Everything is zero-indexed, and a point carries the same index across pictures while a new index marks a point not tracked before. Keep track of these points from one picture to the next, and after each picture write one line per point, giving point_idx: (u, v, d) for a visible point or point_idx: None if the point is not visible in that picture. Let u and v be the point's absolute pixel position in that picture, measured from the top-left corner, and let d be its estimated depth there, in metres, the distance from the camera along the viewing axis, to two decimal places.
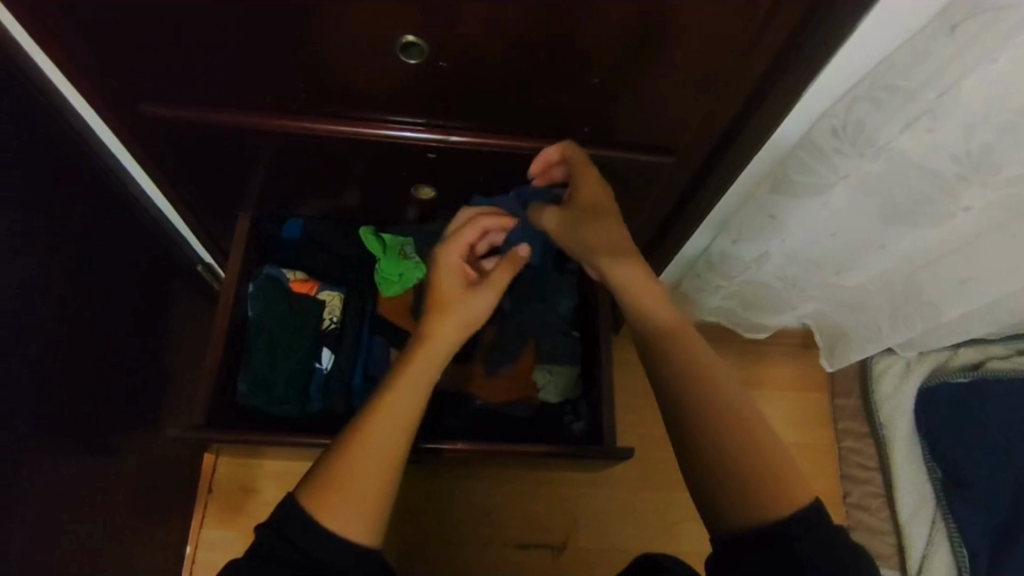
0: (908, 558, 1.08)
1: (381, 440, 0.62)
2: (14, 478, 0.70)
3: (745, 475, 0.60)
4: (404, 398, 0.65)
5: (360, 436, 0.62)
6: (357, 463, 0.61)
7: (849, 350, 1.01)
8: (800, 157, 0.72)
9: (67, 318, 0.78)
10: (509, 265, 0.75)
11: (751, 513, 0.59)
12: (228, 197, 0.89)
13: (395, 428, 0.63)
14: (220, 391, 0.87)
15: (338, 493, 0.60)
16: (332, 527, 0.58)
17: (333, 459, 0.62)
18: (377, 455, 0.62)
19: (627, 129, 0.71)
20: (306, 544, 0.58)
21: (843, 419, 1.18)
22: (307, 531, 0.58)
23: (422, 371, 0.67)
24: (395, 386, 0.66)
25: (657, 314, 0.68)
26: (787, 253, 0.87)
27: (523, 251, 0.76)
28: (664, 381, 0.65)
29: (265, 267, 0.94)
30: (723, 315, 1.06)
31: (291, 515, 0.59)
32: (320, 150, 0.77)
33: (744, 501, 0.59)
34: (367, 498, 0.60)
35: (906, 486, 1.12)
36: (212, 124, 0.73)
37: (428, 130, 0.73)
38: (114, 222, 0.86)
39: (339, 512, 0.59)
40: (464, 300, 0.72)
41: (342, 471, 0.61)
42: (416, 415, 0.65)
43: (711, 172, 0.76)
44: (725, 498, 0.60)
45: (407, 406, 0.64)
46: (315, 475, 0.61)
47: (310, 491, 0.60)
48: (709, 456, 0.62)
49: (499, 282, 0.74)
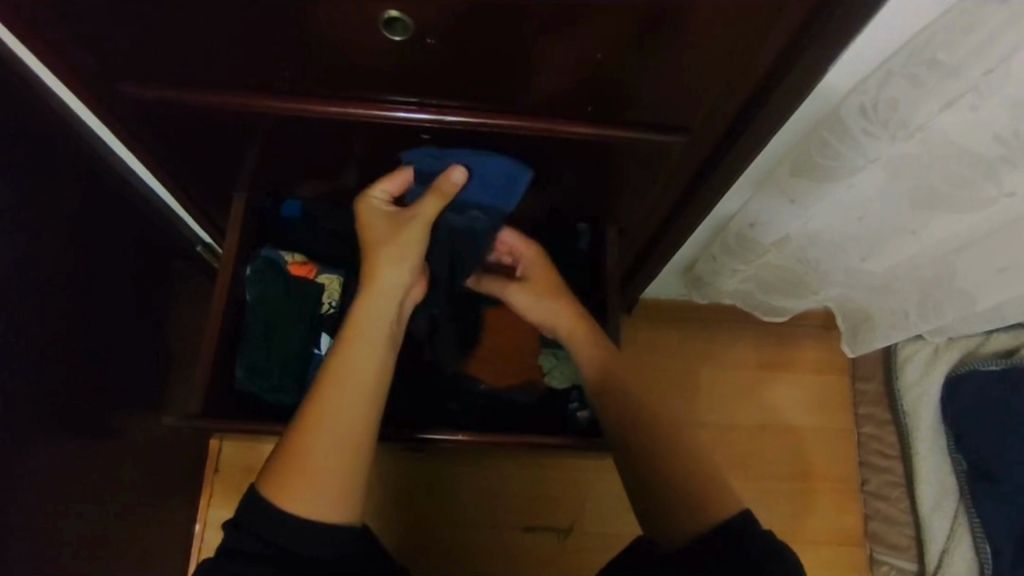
0: (926, 551, 1.06)
1: (338, 416, 0.63)
2: (15, 471, 0.70)
3: (681, 490, 0.65)
4: (356, 368, 0.66)
5: (312, 414, 0.63)
6: (315, 443, 0.61)
7: (872, 337, 0.97)
8: (825, 138, 0.66)
9: (61, 308, 0.76)
10: (438, 193, 0.73)
11: (692, 526, 0.62)
12: (222, 179, 0.86)
13: (351, 403, 0.64)
14: (217, 378, 0.86)
15: (299, 480, 0.59)
16: (296, 510, 0.58)
17: (293, 444, 0.61)
18: (337, 432, 0.62)
19: (636, 107, 0.66)
20: (273, 535, 0.57)
21: (863, 404, 1.15)
22: (272, 521, 0.57)
23: (369, 339, 0.68)
24: (341, 358, 0.66)
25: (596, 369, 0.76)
26: (808, 235, 0.82)
27: (455, 175, 0.72)
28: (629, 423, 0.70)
29: (264, 249, 0.92)
30: (738, 297, 1.02)
31: (256, 508, 0.58)
32: (311, 130, 0.73)
33: (691, 514, 0.63)
34: (328, 475, 0.60)
35: (928, 475, 1.08)
36: (193, 106, 0.69)
37: (421, 109, 0.68)
38: (107, 207, 0.83)
39: (300, 493, 0.59)
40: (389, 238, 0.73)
41: (301, 452, 0.61)
42: (367, 379, 0.65)
43: (726, 153, 0.71)
44: (673, 513, 0.64)
45: (362, 375, 0.65)
46: (276, 462, 0.61)
47: (270, 483, 0.60)
48: (653, 476, 0.66)
49: (427, 214, 0.73)
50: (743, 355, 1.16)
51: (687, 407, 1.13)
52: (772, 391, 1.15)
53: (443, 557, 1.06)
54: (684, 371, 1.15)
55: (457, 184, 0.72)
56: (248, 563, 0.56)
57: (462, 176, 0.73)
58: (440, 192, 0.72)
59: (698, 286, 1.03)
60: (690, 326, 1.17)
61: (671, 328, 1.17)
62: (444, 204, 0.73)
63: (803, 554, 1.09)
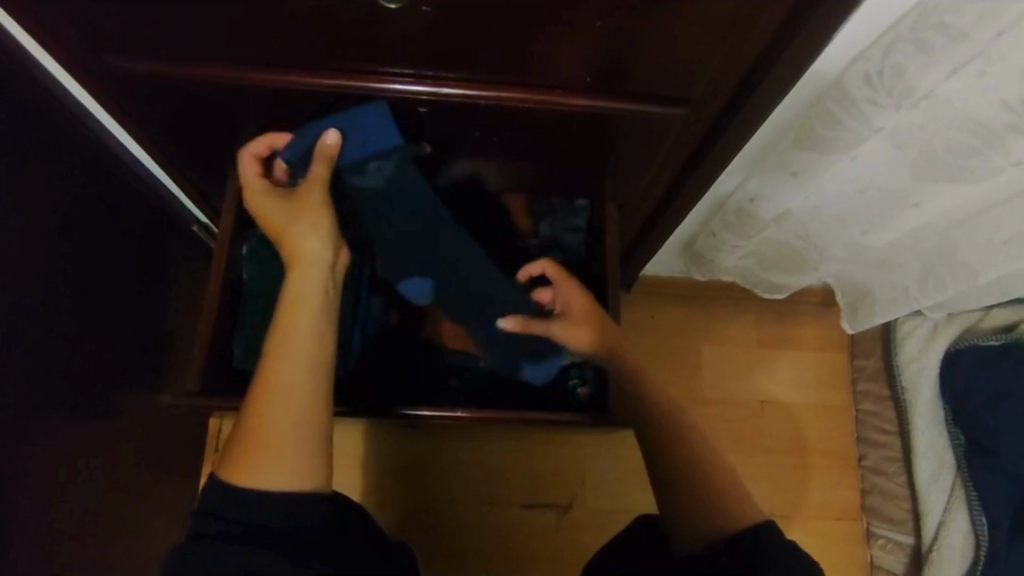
0: (922, 524, 1.07)
1: (289, 386, 0.64)
2: (13, 452, 0.69)
3: (697, 492, 0.65)
4: (296, 339, 0.66)
5: (263, 391, 0.64)
6: (268, 418, 0.63)
7: (872, 312, 0.98)
8: (829, 107, 0.65)
9: (55, 287, 0.75)
10: (323, 160, 0.72)
11: (726, 525, 0.63)
12: (218, 157, 0.84)
13: (301, 372, 0.65)
14: (216, 357, 0.85)
15: (262, 458, 0.61)
16: (261, 487, 0.60)
17: (250, 424, 0.63)
18: (289, 404, 0.64)
19: (636, 76, 0.64)
20: (239, 516, 0.58)
21: (862, 380, 1.16)
22: (238, 500, 0.59)
23: (305, 306, 0.68)
24: (283, 329, 0.67)
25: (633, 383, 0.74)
26: (808, 211, 0.81)
27: (330, 138, 0.71)
28: (666, 424, 0.70)
29: (258, 228, 0.91)
30: (739, 274, 1.01)
31: (218, 493, 0.60)
32: (304, 104, 0.72)
33: (733, 507, 0.64)
34: (290, 443, 0.62)
35: (926, 451, 1.08)
36: (184, 80, 0.68)
37: (417, 81, 0.67)
38: (98, 187, 0.82)
39: (263, 469, 0.60)
40: (295, 211, 0.73)
41: (256, 429, 0.62)
42: (314, 344, 0.67)
43: (728, 125, 0.70)
44: (718, 511, 0.64)
45: (304, 341, 0.66)
46: (235, 447, 0.63)
47: (231, 466, 0.61)
48: (691, 481, 0.66)
49: (319, 180, 0.73)
50: (744, 333, 1.16)
51: (686, 385, 1.14)
52: (771, 368, 1.16)
53: (441, 534, 1.06)
54: (683, 349, 1.15)
55: (335, 147, 0.72)
56: (221, 541, 0.57)
57: (335, 136, 0.71)
58: (323, 156, 0.72)
59: (697, 263, 1.03)
60: (689, 304, 1.17)
61: (669, 305, 1.17)
62: (331, 166, 0.73)
63: (801, 530, 1.10)
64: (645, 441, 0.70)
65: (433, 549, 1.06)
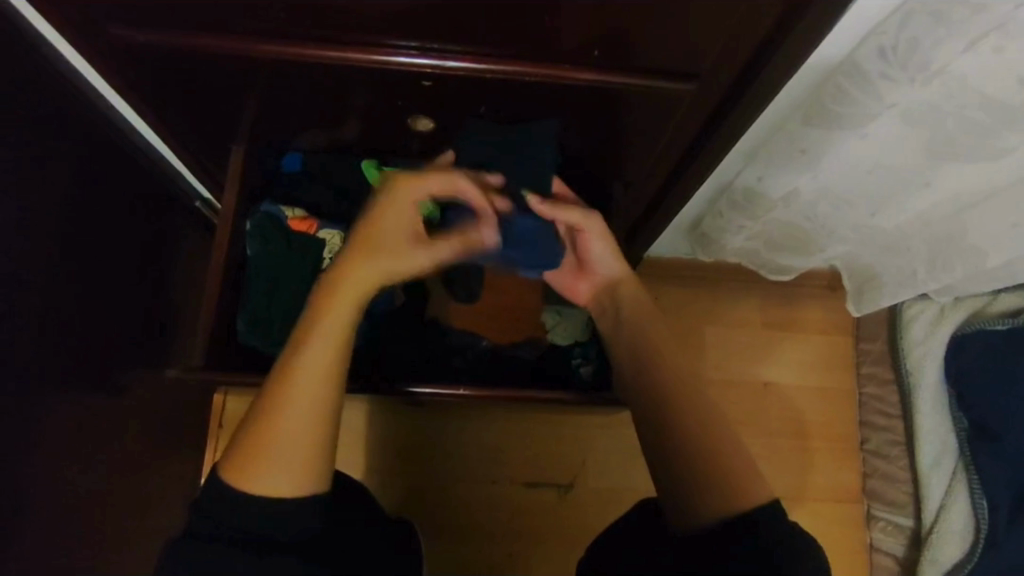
0: (923, 507, 1.07)
1: (305, 400, 0.63)
2: (18, 424, 0.70)
3: (704, 468, 0.64)
4: (319, 353, 0.64)
5: (277, 399, 0.63)
6: (275, 427, 0.62)
7: (878, 295, 0.97)
8: (840, 84, 0.64)
9: (56, 259, 0.74)
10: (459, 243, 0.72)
11: (733, 503, 0.62)
12: (220, 131, 0.83)
13: (317, 390, 0.63)
14: (219, 333, 0.85)
15: (262, 466, 0.61)
16: (260, 491, 0.60)
17: (256, 424, 0.62)
18: (300, 419, 0.63)
19: (644, 49, 0.63)
20: (231, 520, 0.59)
21: (867, 364, 1.15)
22: (233, 502, 0.60)
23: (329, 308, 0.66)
24: (307, 339, 0.64)
25: (646, 357, 0.74)
26: (817, 191, 0.80)
27: (487, 237, 0.73)
28: (673, 402, 0.69)
29: (264, 204, 0.91)
30: (744, 256, 1.00)
31: (216, 493, 0.60)
32: (306, 75, 0.70)
33: (741, 483, 0.63)
34: (292, 455, 0.61)
35: (929, 434, 1.08)
36: (184, 51, 0.67)
37: (422, 53, 0.66)
38: (98, 159, 0.81)
39: (262, 476, 0.61)
40: (401, 254, 0.67)
41: (261, 436, 0.62)
42: (338, 363, 0.65)
43: (738, 100, 0.68)
44: (726, 488, 0.63)
45: (327, 358, 0.64)
46: (242, 440, 0.63)
47: (232, 465, 0.62)
48: (697, 459, 0.65)
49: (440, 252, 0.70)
50: (747, 314, 1.16)
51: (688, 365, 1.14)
52: (775, 350, 1.15)
53: (442, 511, 1.07)
54: (687, 331, 1.15)
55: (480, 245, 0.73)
56: (210, 542, 0.59)
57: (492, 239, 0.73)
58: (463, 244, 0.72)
59: (703, 244, 1.02)
60: (694, 285, 1.16)
61: (674, 285, 1.16)
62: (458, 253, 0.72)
63: (801, 511, 1.10)
64: (652, 419, 0.69)
65: (431, 525, 1.07)
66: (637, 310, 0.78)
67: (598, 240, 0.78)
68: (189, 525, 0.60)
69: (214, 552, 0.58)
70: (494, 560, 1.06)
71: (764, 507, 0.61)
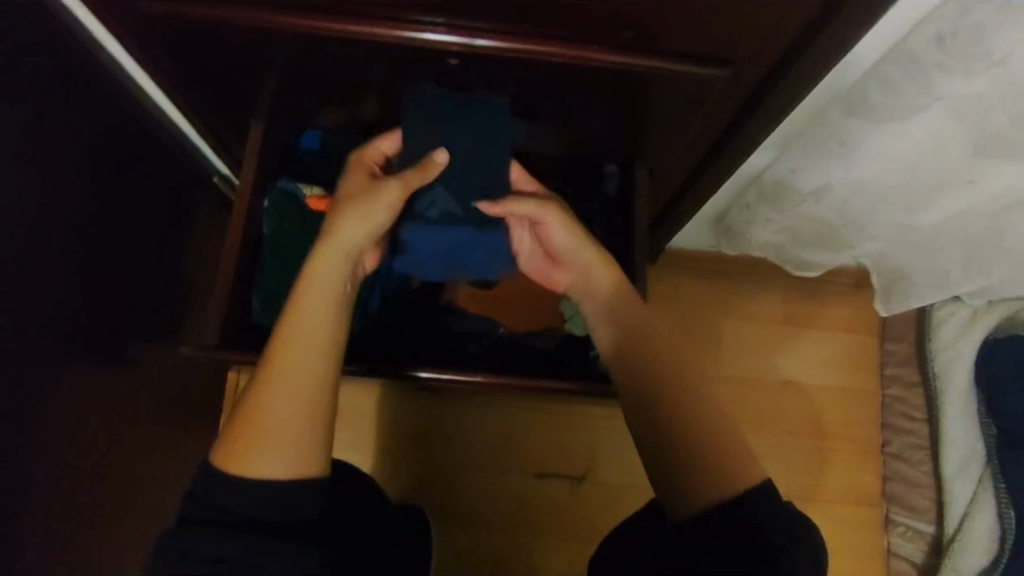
0: (947, 515, 1.05)
1: (296, 372, 0.63)
2: (34, 395, 0.70)
3: (704, 461, 0.61)
4: (308, 323, 0.65)
5: (269, 373, 0.63)
6: (268, 403, 0.62)
7: (907, 295, 0.94)
8: (887, 72, 0.62)
9: (72, 232, 0.74)
10: (419, 174, 0.70)
11: (731, 489, 0.59)
12: (239, 105, 0.82)
13: (308, 358, 0.64)
14: (234, 311, 0.84)
15: (256, 443, 0.60)
16: (257, 472, 0.59)
17: (249, 403, 0.62)
18: (293, 391, 0.63)
19: (679, 32, 0.60)
20: (239, 509, 0.58)
21: (891, 365, 1.12)
22: (229, 485, 0.58)
23: (322, 288, 0.66)
24: (296, 312, 0.65)
25: (649, 350, 0.68)
26: (851, 186, 0.77)
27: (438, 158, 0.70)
28: (673, 396, 0.65)
29: (281, 181, 0.89)
30: (770, 250, 0.98)
31: (209, 480, 0.59)
32: (328, 50, 0.69)
33: (739, 473, 0.60)
34: (287, 429, 0.61)
35: (955, 441, 1.06)
36: (205, 22, 0.65)
37: (449, 30, 0.63)
38: (115, 131, 0.80)
39: (257, 455, 0.60)
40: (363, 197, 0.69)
41: (255, 414, 0.61)
42: (329, 333, 0.65)
43: (776, 86, 0.65)
44: (725, 478, 0.60)
45: (317, 327, 0.65)
46: (235, 422, 0.62)
47: (226, 450, 0.61)
48: (694, 451, 0.62)
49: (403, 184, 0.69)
50: (771, 310, 1.13)
51: (705, 359, 1.11)
52: (797, 347, 1.13)
53: (451, 498, 1.06)
54: (708, 325, 1.13)
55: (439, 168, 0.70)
56: (206, 525, 0.57)
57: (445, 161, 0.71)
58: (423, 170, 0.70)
59: (728, 236, 1.00)
60: (716, 278, 1.14)
61: (696, 277, 1.14)
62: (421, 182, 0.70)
63: (816, 512, 1.08)
64: (648, 414, 0.65)
65: (440, 511, 1.06)
66: (638, 306, 0.72)
67: (557, 226, 0.73)
68: (182, 511, 0.59)
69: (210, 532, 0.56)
70: (503, 549, 1.05)
71: (762, 487, 0.58)
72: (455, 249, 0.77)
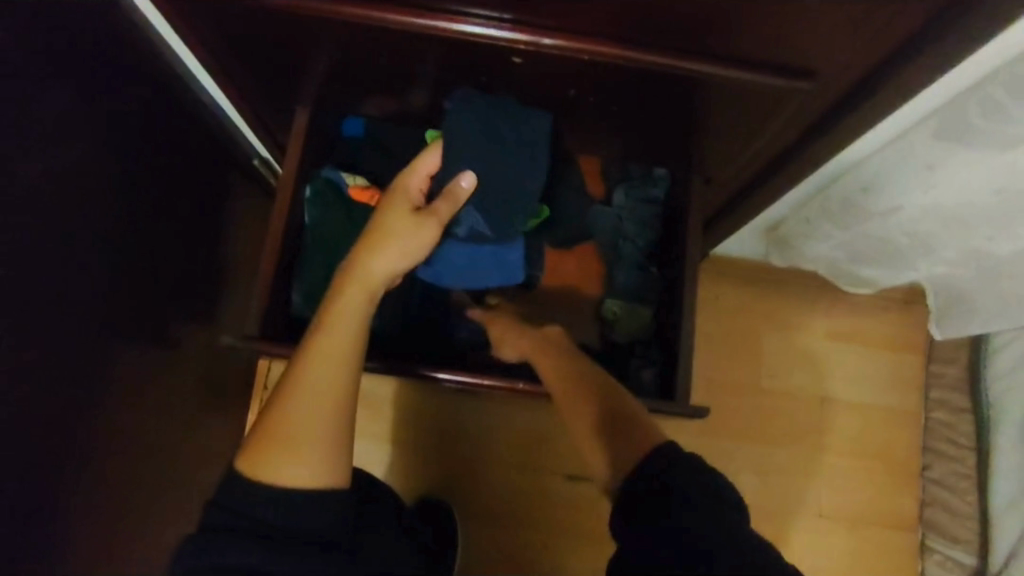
0: (992, 551, 1.01)
1: (319, 384, 0.64)
2: (84, 380, 0.69)
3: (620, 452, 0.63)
4: (336, 337, 0.65)
5: (294, 382, 0.64)
6: (290, 413, 0.63)
7: (968, 321, 0.90)
8: (992, 91, 0.58)
9: (122, 215, 0.73)
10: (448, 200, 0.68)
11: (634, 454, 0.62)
12: (289, 92, 0.80)
13: (333, 372, 0.64)
14: (274, 301, 0.83)
15: (276, 451, 0.61)
16: (272, 480, 0.60)
17: (274, 409, 0.63)
18: (315, 404, 0.63)
19: (762, 43, 0.57)
20: (272, 516, 0.60)
21: (937, 387, 1.09)
22: (246, 492, 0.60)
23: (353, 302, 0.66)
24: (327, 324, 0.66)
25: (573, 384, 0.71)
26: (924, 208, 0.74)
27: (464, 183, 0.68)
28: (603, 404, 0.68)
29: (325, 169, 0.87)
30: (824, 264, 0.95)
31: (231, 484, 0.61)
32: (384, 39, 0.66)
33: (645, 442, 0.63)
34: (306, 441, 0.62)
35: (1007, 473, 1.01)
36: (264, 9, 0.63)
37: (512, 28, 0.60)
38: (163, 113, 0.78)
39: (275, 462, 0.61)
40: (402, 224, 0.68)
41: (277, 421, 0.63)
42: (355, 348, 0.65)
43: (862, 101, 0.62)
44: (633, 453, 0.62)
45: (343, 343, 0.65)
46: (260, 426, 0.64)
47: (248, 452, 0.62)
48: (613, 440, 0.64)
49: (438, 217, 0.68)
50: (816, 323, 1.10)
51: (745, 371, 1.09)
52: (841, 364, 1.10)
53: (480, 496, 1.06)
54: (751, 335, 1.10)
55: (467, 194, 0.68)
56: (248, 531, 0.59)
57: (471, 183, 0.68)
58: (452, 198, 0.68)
59: (781, 246, 0.97)
60: (761, 288, 1.10)
61: (740, 286, 1.11)
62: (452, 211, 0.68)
63: (850, 533, 1.06)
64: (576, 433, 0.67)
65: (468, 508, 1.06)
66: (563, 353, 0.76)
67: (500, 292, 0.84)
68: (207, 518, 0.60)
69: (235, 543, 0.58)
70: (528, 551, 1.05)
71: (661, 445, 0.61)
72: (485, 266, 0.77)
